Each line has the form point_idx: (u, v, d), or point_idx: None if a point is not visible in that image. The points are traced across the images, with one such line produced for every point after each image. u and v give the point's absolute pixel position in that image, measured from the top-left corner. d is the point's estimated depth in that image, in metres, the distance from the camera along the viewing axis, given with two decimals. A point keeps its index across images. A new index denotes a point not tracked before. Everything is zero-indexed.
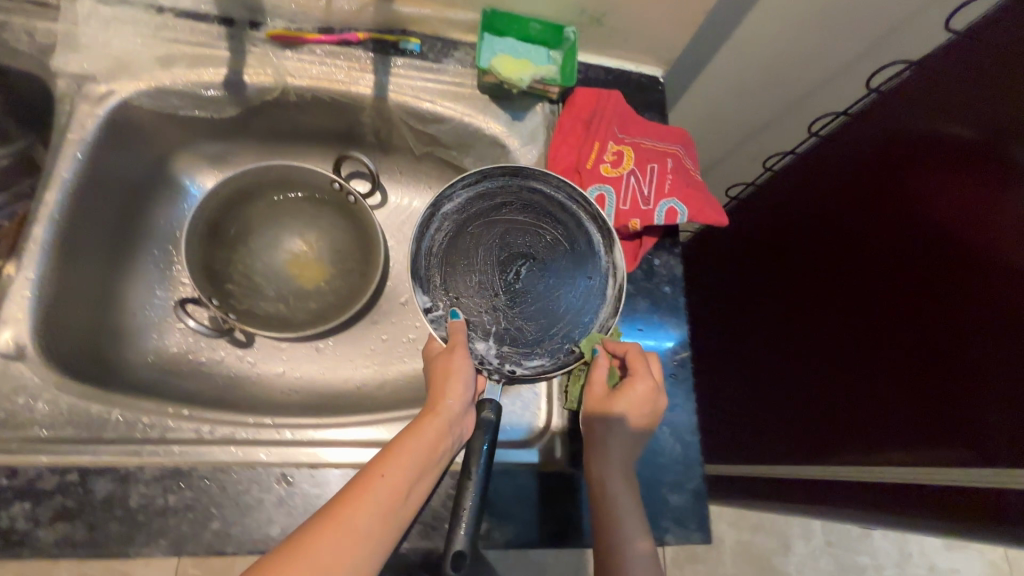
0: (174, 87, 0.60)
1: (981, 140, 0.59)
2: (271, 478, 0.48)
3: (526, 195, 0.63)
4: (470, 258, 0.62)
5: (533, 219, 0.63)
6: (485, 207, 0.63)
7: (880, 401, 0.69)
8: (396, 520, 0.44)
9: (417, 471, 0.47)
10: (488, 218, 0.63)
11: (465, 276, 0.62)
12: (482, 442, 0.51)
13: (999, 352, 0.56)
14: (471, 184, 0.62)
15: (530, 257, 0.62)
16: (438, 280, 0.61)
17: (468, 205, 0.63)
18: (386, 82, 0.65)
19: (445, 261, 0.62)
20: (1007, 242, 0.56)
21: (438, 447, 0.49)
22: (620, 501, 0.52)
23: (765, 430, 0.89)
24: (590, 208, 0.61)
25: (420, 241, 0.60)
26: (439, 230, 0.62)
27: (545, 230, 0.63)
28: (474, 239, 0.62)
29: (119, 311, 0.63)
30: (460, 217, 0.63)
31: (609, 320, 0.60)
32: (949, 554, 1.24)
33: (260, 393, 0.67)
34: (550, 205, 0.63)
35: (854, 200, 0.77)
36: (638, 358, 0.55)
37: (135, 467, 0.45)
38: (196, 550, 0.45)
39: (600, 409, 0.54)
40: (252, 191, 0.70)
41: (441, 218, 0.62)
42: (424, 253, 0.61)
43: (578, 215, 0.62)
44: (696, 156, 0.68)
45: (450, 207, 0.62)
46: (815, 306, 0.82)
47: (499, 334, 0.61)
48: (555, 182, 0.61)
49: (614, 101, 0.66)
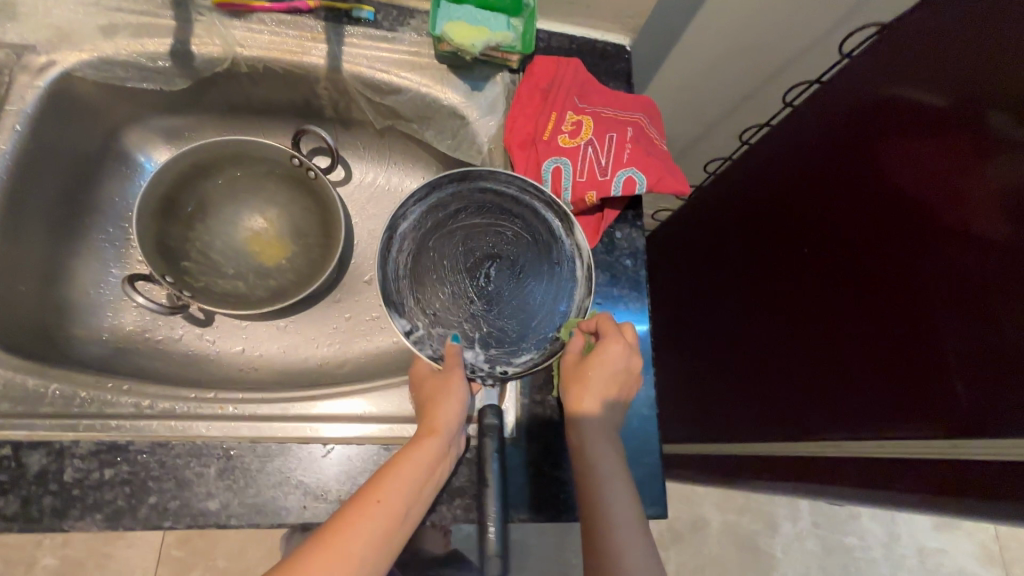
0: (117, 57, 0.59)
1: (952, 104, 0.55)
2: (212, 453, 0.47)
3: (479, 197, 0.61)
4: (437, 271, 0.61)
5: (491, 218, 0.61)
6: (442, 218, 0.61)
7: (839, 385, 0.64)
8: (393, 542, 0.44)
9: (415, 491, 0.47)
10: (446, 228, 0.61)
11: (436, 291, 0.60)
12: (492, 450, 0.52)
13: (969, 328, 0.52)
14: (423, 198, 0.60)
15: (495, 258, 0.61)
16: (412, 302, 0.59)
17: (424, 220, 0.60)
18: (340, 52, 0.64)
19: (413, 279, 0.60)
20: (977, 211, 0.52)
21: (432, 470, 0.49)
22: (607, 470, 0.51)
23: (724, 412, 0.85)
24: (543, 196, 0.59)
25: (384, 266, 0.58)
26: (401, 250, 0.60)
27: (503, 226, 0.61)
28: (438, 252, 0.61)
29: (70, 288, 0.63)
30: (420, 233, 0.61)
31: (584, 302, 0.58)
32: (938, 535, 1.23)
33: (218, 372, 0.66)
34: (504, 202, 0.61)
35: (819, 174, 0.72)
36: (610, 324, 0.55)
37: (69, 441, 0.45)
38: (132, 524, 0.45)
39: (579, 379, 0.53)
40: (208, 167, 0.69)
41: (401, 238, 0.60)
42: (392, 278, 0.59)
43: (532, 205, 0.60)
44: (661, 125, 0.65)
45: (407, 225, 0.60)
46: (772, 287, 0.77)
47: (484, 339, 0.59)
48: (505, 177, 0.59)
49: (573, 68, 0.65)
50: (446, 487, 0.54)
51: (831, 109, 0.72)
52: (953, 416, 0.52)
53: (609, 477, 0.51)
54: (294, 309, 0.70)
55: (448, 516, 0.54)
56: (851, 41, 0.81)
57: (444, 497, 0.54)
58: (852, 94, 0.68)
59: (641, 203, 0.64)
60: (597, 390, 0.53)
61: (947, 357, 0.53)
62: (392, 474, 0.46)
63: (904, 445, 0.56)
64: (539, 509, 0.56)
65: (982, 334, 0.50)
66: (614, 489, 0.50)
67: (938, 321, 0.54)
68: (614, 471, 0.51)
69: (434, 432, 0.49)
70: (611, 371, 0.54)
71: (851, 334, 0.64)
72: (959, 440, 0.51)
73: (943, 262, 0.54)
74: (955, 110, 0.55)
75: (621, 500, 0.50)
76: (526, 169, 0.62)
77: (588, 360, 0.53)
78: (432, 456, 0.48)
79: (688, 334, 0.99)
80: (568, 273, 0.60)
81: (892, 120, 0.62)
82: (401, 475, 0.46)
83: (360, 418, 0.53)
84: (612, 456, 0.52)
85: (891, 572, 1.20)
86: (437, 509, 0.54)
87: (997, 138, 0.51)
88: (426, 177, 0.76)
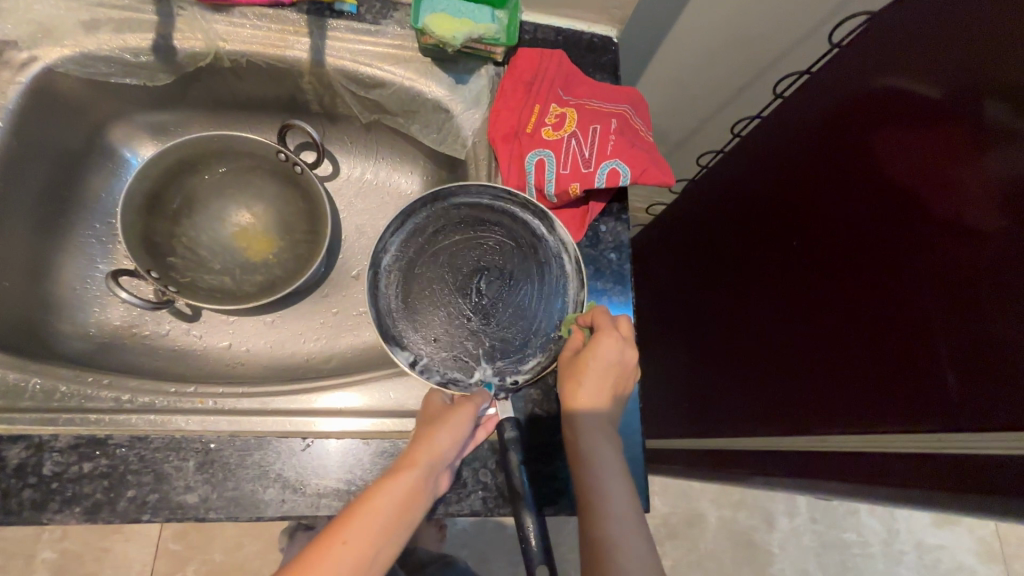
0: (99, 52, 0.59)
1: (946, 95, 0.54)
2: (191, 446, 0.48)
3: (455, 214, 0.61)
4: (428, 296, 0.59)
5: (471, 234, 0.61)
6: (423, 241, 0.60)
7: (828, 381, 0.63)
8: None
9: (386, 534, 0.41)
10: (429, 251, 0.60)
11: (432, 317, 0.59)
12: (516, 460, 0.52)
13: (958, 322, 0.50)
14: (400, 228, 0.60)
15: (484, 272, 0.60)
16: (410, 333, 0.58)
17: (406, 248, 0.60)
18: (323, 45, 0.64)
19: (405, 309, 0.59)
20: (969, 202, 0.50)
21: (418, 493, 0.45)
22: (604, 465, 0.51)
23: (715, 408, 0.83)
24: (516, 199, 0.60)
25: (376, 305, 0.58)
26: (389, 284, 0.59)
27: (485, 236, 0.60)
28: (425, 276, 0.60)
29: (56, 283, 0.64)
30: (403, 261, 0.60)
31: (580, 295, 0.59)
32: (937, 531, 1.22)
33: (204, 367, 0.66)
34: (479, 214, 0.61)
35: (811, 166, 0.71)
36: (604, 318, 0.55)
37: (48, 435, 0.46)
38: (111, 517, 0.45)
39: (575, 374, 0.53)
40: (194, 162, 0.69)
41: (386, 271, 0.59)
42: (385, 314, 0.58)
43: (508, 210, 0.60)
44: (647, 118, 0.65)
45: (390, 257, 0.59)
46: (765, 282, 0.76)
47: (488, 353, 0.58)
48: (475, 188, 0.59)
49: (556, 61, 0.64)
50: None
51: (824, 99, 0.70)
52: (942, 410, 0.50)
53: (607, 472, 0.51)
54: (281, 304, 0.70)
55: (427, 511, 0.53)
56: (842, 31, 0.80)
57: None
58: (845, 84, 0.67)
59: (627, 195, 0.63)
60: (592, 385, 0.53)
61: (939, 350, 0.51)
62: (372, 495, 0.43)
63: (894, 440, 0.54)
64: None
65: (973, 326, 0.49)
66: (613, 484, 0.50)
67: (930, 313, 0.52)
68: (612, 466, 0.51)
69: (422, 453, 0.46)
70: (605, 365, 0.53)
71: (842, 329, 0.62)
72: (946, 434, 0.49)
73: (936, 252, 0.52)
74: (949, 98, 0.53)
75: (620, 496, 0.50)
76: (509, 162, 0.61)
77: (583, 355, 0.53)
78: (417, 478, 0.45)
79: (678, 328, 0.98)
80: (558, 267, 0.59)
81: (885, 110, 0.61)
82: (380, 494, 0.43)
83: (339, 412, 0.53)
84: (610, 450, 0.52)
85: (888, 568, 1.19)
86: None
87: (990, 126, 0.49)
88: (413, 171, 0.76)
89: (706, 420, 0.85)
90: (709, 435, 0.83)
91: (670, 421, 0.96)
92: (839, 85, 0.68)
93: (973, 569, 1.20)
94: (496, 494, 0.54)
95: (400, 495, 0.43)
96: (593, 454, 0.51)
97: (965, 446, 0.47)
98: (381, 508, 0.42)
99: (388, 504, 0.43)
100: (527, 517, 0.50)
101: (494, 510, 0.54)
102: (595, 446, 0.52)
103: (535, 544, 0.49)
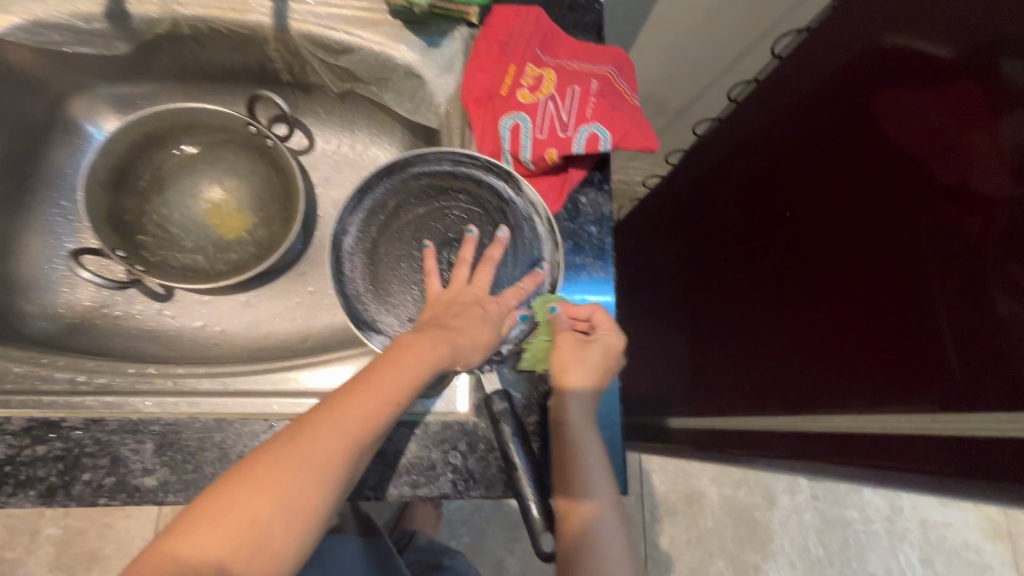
0: (50, 18, 0.57)
1: (953, 48, 0.49)
2: (149, 430, 0.47)
3: (413, 184, 0.58)
4: (396, 275, 0.59)
5: (433, 205, 0.59)
6: (385, 220, 0.59)
7: (818, 357, 0.61)
8: (362, 446, 0.40)
9: (401, 396, 0.43)
10: (394, 229, 0.59)
11: (402, 295, 0.58)
12: (510, 433, 0.52)
13: (956, 294, 0.47)
14: (357, 207, 0.57)
15: (452, 243, 0.59)
16: (383, 316, 0.57)
17: (368, 228, 0.58)
18: (286, 9, 0.61)
19: (373, 291, 0.58)
20: (975, 164, 0.47)
21: (422, 376, 0.45)
22: (595, 481, 0.50)
23: (710, 385, 0.81)
24: (475, 163, 0.57)
25: (342, 291, 0.56)
26: (354, 268, 0.58)
27: (450, 207, 0.59)
28: (392, 255, 0.59)
29: (20, 261, 0.63)
30: (366, 243, 0.59)
31: (557, 257, 0.56)
32: (942, 508, 1.19)
33: (176, 348, 0.65)
34: (438, 182, 0.58)
35: (807, 129, 0.67)
36: (603, 315, 0.55)
37: (0, 418, 0.45)
38: (69, 501, 0.45)
39: (575, 364, 0.52)
40: (161, 136, 0.66)
41: (350, 255, 0.58)
42: (354, 299, 0.57)
43: (470, 176, 0.58)
44: (633, 79, 0.61)
45: (352, 239, 0.58)
46: (758, 253, 0.73)
47: None
48: (431, 156, 0.57)
49: (533, 18, 0.60)
50: (395, 465, 0.52)
51: (825, 57, 0.65)
52: (938, 390, 0.48)
53: (596, 483, 0.50)
54: (253, 283, 0.68)
55: (395, 493, 0.52)
56: None
57: (391, 472, 0.52)
58: (848, 41, 0.62)
59: (609, 163, 0.59)
60: (589, 375, 0.53)
61: (938, 328, 0.48)
62: (306, 465, 0.36)
63: (887, 418, 0.51)
64: (496, 484, 0.53)
65: (972, 301, 0.46)
66: (603, 500, 0.50)
67: (927, 286, 0.49)
68: (603, 478, 0.50)
69: (371, 422, 0.40)
70: (594, 381, 0.53)
71: (834, 306, 0.59)
72: (938, 415, 0.47)
73: (935, 221, 0.49)
74: (962, 56, 0.49)
75: (609, 509, 0.50)
76: (483, 128, 0.58)
77: (589, 347, 0.53)
78: (361, 447, 0.39)
79: (673, 305, 0.95)
80: (530, 231, 0.57)
81: (883, 70, 0.57)
82: (316, 465, 0.37)
83: (308, 392, 0.56)
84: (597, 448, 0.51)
85: (891, 545, 1.17)
86: (382, 485, 0.51)
87: (1006, 86, 0.45)
88: (391, 143, 0.72)
89: (701, 396, 0.82)
90: (703, 412, 0.80)
91: (666, 398, 0.93)
92: (838, 42, 0.63)
93: (977, 545, 1.18)
94: (469, 475, 0.52)
95: (408, 374, 0.44)
96: (580, 458, 0.50)
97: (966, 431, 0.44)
98: (315, 495, 0.36)
99: (327, 494, 0.37)
100: (527, 491, 0.50)
101: (465, 492, 0.52)
102: (584, 456, 0.50)
103: (537, 517, 0.50)
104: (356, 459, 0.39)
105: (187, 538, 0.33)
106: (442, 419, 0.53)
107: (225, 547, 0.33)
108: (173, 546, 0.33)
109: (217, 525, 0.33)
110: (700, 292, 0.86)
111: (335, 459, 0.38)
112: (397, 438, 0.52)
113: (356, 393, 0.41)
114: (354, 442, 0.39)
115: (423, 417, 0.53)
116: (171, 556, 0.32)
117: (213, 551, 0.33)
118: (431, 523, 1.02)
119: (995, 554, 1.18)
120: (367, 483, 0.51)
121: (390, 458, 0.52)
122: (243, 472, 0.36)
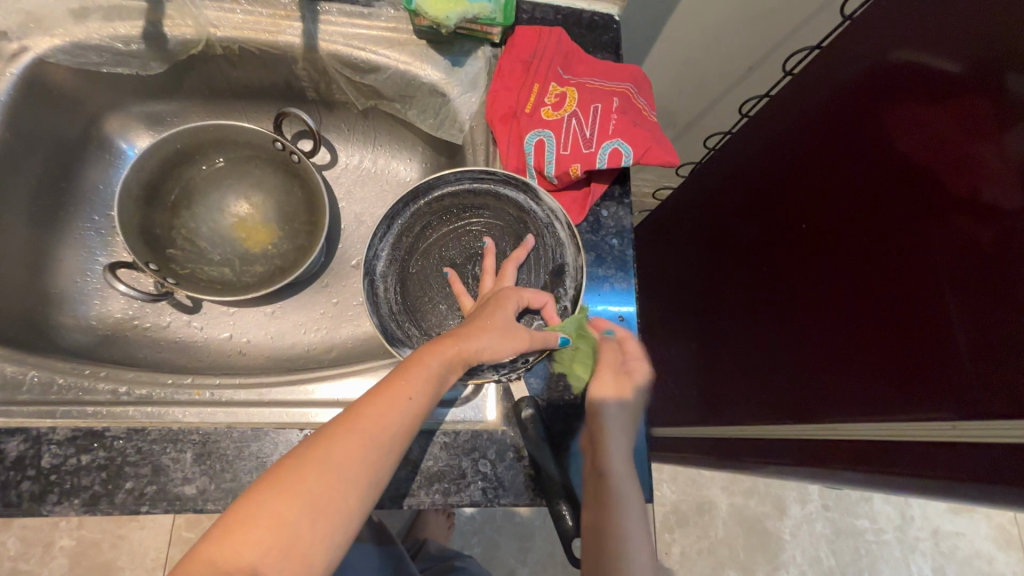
0: (90, 41, 0.60)
1: (962, 67, 0.51)
2: (190, 438, 0.49)
3: (438, 205, 0.60)
4: (425, 294, 0.60)
5: (456, 225, 0.61)
6: (413, 240, 0.61)
7: (833, 364, 0.61)
8: (383, 446, 0.40)
9: (419, 397, 0.44)
10: (420, 249, 0.61)
11: (433, 311, 0.60)
12: (536, 439, 0.53)
13: (974, 301, 0.47)
14: (387, 232, 0.59)
15: (476, 258, 0.61)
16: (416, 331, 0.59)
17: (396, 250, 0.60)
18: (316, 30, 0.63)
19: (406, 310, 0.60)
20: (988, 175, 0.47)
21: (439, 378, 0.46)
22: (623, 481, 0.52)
23: (721, 392, 0.82)
24: (494, 178, 0.59)
25: (377, 311, 0.58)
26: (387, 290, 0.59)
27: (472, 223, 0.61)
28: (420, 276, 0.61)
29: (56, 275, 0.64)
30: (396, 265, 0.60)
31: (579, 258, 0.57)
32: (953, 517, 1.19)
33: (205, 359, 0.66)
34: (460, 201, 0.61)
35: (818, 143, 0.68)
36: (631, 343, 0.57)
37: (45, 428, 0.47)
38: (110, 510, 0.47)
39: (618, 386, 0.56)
40: (192, 152, 0.68)
41: (382, 278, 0.59)
42: (389, 319, 0.58)
43: (491, 191, 0.60)
44: (651, 95, 0.63)
45: (383, 263, 0.60)
46: (770, 263, 0.74)
47: None
48: (453, 176, 0.59)
49: (555, 39, 0.62)
50: (427, 473, 0.53)
51: (837, 72, 0.67)
52: (957, 396, 0.48)
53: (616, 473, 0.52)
54: (279, 295, 0.69)
55: (426, 500, 0.52)
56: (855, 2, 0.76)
57: (421, 481, 0.53)
58: (858, 57, 0.64)
59: (629, 177, 0.61)
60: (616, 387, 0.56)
61: (954, 336, 0.49)
62: (324, 470, 0.38)
63: (900, 424, 0.52)
64: (524, 491, 0.53)
65: (992, 308, 0.46)
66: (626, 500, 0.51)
67: (937, 296, 0.50)
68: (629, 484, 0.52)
69: (388, 426, 0.41)
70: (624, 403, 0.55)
71: (849, 316, 0.60)
72: (959, 422, 0.46)
73: (946, 232, 0.50)
74: (970, 71, 0.50)
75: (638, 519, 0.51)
76: (508, 144, 0.60)
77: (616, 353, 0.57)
78: (381, 447, 0.40)
79: (684, 315, 0.96)
80: (552, 238, 0.59)
81: (894, 84, 0.58)
82: (337, 466, 0.38)
83: (336, 402, 0.57)
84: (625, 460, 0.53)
85: (904, 554, 1.17)
86: (412, 491, 0.52)
87: (1011, 101, 0.46)
88: (412, 158, 0.74)
89: (712, 402, 0.83)
90: (715, 418, 0.81)
91: (678, 406, 0.94)
92: (850, 57, 0.65)
93: (989, 555, 1.18)
94: (497, 485, 0.53)
95: (426, 376, 0.45)
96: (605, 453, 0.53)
97: (964, 435, 0.44)
98: (338, 493, 0.37)
99: (351, 495, 0.38)
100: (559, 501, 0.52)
101: (495, 501, 0.53)
102: (601, 447, 0.53)
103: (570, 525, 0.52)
104: (377, 463, 0.40)
105: (219, 543, 0.34)
106: (470, 429, 0.55)
107: (255, 551, 0.34)
108: (205, 556, 0.34)
109: (244, 534, 0.34)
110: (711, 301, 0.88)
111: (354, 463, 0.39)
112: (426, 447, 0.53)
113: (375, 395, 0.42)
114: (375, 441, 0.40)
115: (452, 427, 0.55)
116: (203, 562, 0.33)
117: (243, 556, 0.34)
118: (443, 531, 1.03)
119: (1008, 565, 1.17)
120: (400, 490, 0.52)
121: (419, 466, 0.53)
122: (273, 474, 0.37)
